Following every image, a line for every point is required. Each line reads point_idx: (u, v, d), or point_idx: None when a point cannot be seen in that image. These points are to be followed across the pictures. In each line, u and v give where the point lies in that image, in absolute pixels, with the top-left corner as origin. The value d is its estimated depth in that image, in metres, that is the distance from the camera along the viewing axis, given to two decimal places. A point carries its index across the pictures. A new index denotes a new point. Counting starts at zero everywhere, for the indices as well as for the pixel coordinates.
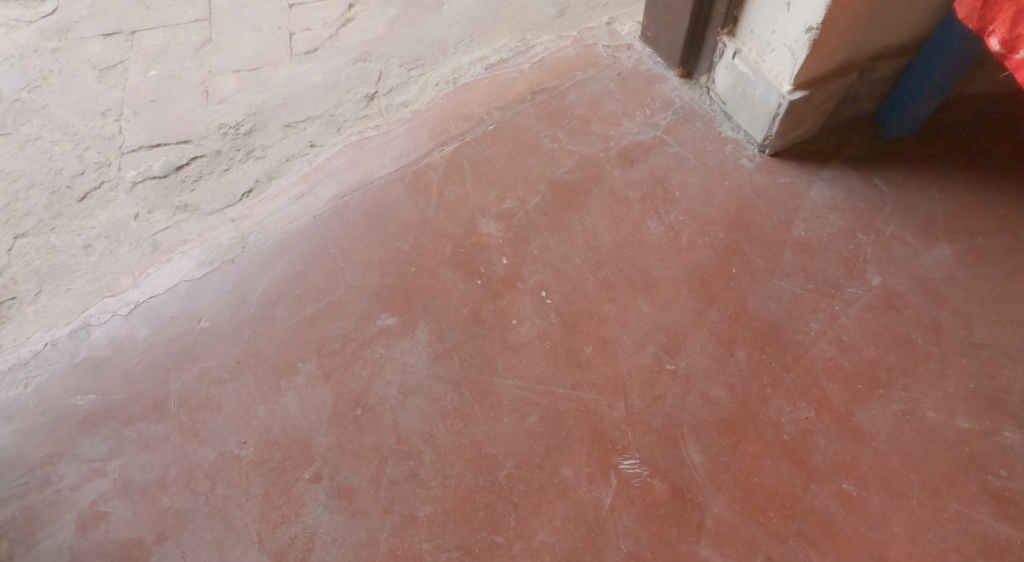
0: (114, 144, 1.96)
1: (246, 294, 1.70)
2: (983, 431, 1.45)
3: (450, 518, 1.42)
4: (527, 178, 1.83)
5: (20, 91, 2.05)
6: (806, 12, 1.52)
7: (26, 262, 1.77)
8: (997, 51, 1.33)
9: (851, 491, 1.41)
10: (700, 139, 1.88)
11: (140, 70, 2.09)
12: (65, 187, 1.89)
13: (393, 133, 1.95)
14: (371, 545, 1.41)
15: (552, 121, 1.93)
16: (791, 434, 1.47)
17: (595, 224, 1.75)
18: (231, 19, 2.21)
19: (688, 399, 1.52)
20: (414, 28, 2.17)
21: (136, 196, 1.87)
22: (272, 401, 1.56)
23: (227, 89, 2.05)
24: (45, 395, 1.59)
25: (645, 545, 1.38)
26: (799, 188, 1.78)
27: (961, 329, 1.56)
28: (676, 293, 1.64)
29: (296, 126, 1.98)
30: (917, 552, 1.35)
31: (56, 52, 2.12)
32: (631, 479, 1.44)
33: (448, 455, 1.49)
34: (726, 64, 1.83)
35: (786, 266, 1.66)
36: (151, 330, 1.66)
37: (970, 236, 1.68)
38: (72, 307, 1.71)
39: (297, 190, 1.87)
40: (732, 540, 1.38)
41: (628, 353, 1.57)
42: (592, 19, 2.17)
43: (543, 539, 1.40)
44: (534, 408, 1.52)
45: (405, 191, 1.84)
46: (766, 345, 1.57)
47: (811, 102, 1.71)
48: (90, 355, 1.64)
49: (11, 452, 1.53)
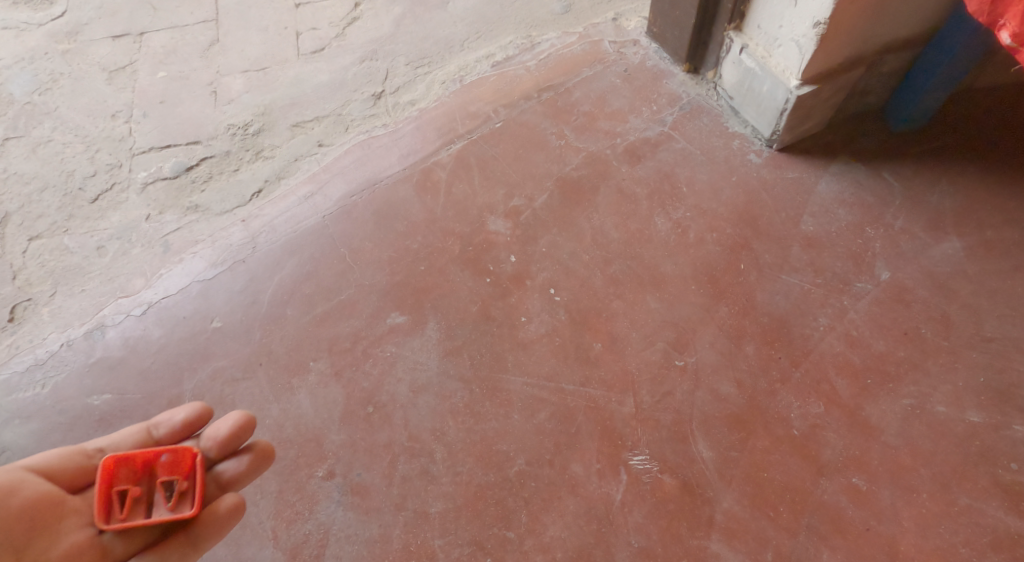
0: (125, 145, 1.97)
1: (257, 294, 1.72)
2: (993, 425, 1.45)
3: (461, 514, 1.44)
4: (534, 175, 1.84)
5: (31, 94, 2.07)
6: (814, 6, 1.52)
7: (40, 263, 1.79)
8: (1007, 45, 1.32)
9: (861, 485, 1.42)
10: (707, 135, 1.88)
11: (149, 71, 2.10)
12: (77, 189, 1.90)
13: (401, 132, 1.96)
14: (384, 541, 1.43)
15: (558, 117, 1.93)
16: (801, 429, 1.48)
17: (602, 220, 1.76)
18: (238, 20, 2.22)
19: (697, 395, 1.52)
20: (420, 26, 2.18)
21: (147, 197, 1.89)
22: (285, 400, 1.58)
23: (235, 90, 2.06)
24: (62, 395, 1.61)
25: (656, 540, 1.40)
26: (807, 183, 1.78)
27: (971, 323, 1.56)
28: (685, 290, 1.65)
29: (304, 126, 1.99)
30: (928, 546, 1.36)
31: (66, 54, 2.14)
32: (641, 475, 1.45)
33: (459, 452, 1.50)
34: (733, 59, 1.82)
35: (794, 261, 1.67)
36: (165, 330, 1.68)
37: (980, 230, 1.67)
38: (86, 309, 1.73)
39: (306, 190, 1.88)
40: (742, 535, 1.39)
41: (636, 350, 1.58)
42: (597, 14, 2.16)
43: (554, 534, 1.41)
44: (544, 405, 1.53)
45: (414, 190, 1.85)
46: (775, 340, 1.57)
47: (819, 97, 1.71)
48: (105, 356, 1.66)
49: (29, 452, 1.55)
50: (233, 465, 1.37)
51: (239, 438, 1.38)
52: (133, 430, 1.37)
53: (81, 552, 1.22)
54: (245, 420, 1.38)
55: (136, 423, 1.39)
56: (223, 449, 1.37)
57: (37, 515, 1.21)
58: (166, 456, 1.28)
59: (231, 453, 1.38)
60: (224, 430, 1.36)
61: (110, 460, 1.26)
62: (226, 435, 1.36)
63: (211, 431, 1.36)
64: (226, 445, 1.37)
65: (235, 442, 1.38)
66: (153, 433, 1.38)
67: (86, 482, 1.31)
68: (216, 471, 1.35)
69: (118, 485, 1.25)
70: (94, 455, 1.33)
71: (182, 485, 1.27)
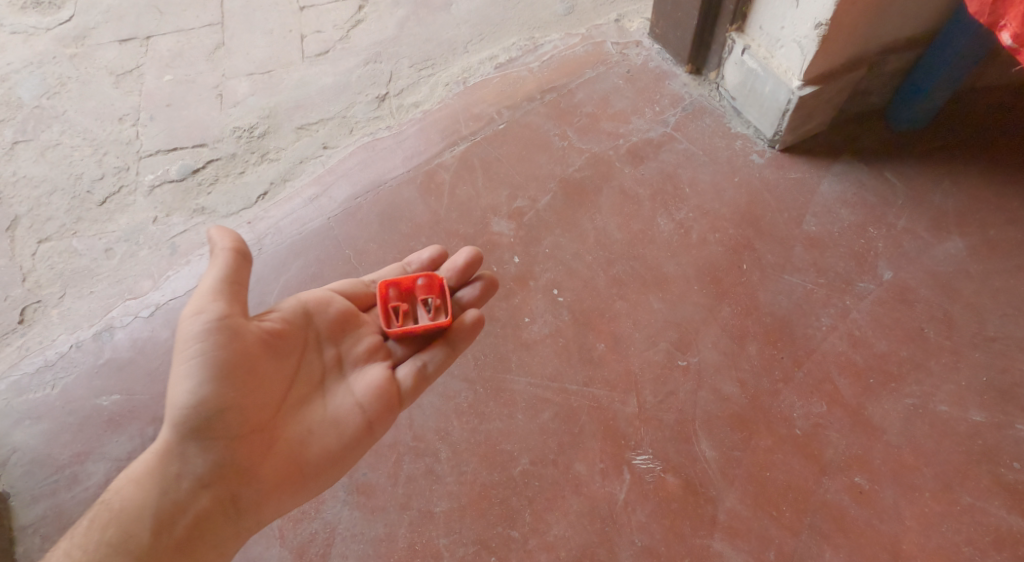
0: (131, 148, 1.99)
1: (263, 295, 1.74)
2: (996, 425, 1.46)
3: (466, 513, 1.45)
4: (537, 177, 1.85)
5: (40, 98, 2.09)
6: (815, 8, 1.52)
7: (49, 266, 1.82)
8: (1009, 46, 1.32)
9: (864, 485, 1.42)
10: (710, 136, 1.88)
11: (155, 75, 2.12)
12: (86, 192, 1.93)
13: (405, 133, 1.97)
14: (390, 540, 1.44)
15: (561, 119, 1.94)
16: (804, 429, 1.48)
17: (606, 221, 1.77)
18: (243, 23, 2.23)
19: (699, 395, 1.53)
20: (424, 28, 2.19)
21: (154, 200, 1.91)
22: None
23: (240, 92, 2.08)
24: (72, 395, 1.63)
25: (659, 539, 1.41)
26: (809, 183, 1.78)
27: (973, 322, 1.57)
28: (688, 290, 1.66)
29: (309, 129, 2.01)
30: (930, 545, 1.37)
31: (73, 58, 2.16)
32: (644, 474, 1.46)
33: (464, 451, 1.51)
34: (735, 60, 1.83)
35: (797, 261, 1.67)
36: (172, 332, 1.70)
37: (983, 230, 1.67)
38: (95, 310, 1.75)
39: (311, 192, 1.89)
40: (745, 534, 1.39)
41: (639, 350, 1.59)
42: (599, 16, 2.17)
43: (558, 533, 1.42)
44: (547, 405, 1.54)
45: (418, 192, 1.86)
46: (776, 340, 1.58)
47: (821, 98, 1.71)
48: (114, 357, 1.68)
49: (40, 452, 1.57)
50: (470, 292, 1.50)
51: (472, 270, 1.51)
52: (389, 268, 1.53)
53: (376, 352, 1.40)
54: (476, 253, 1.51)
55: (390, 265, 1.55)
56: (460, 279, 1.50)
57: (344, 322, 1.38)
58: (422, 280, 1.42)
59: (466, 282, 1.52)
60: (460, 262, 1.50)
61: (380, 284, 1.42)
62: (462, 265, 1.50)
63: (448, 265, 1.50)
64: (462, 274, 1.50)
65: (470, 272, 1.51)
66: (407, 268, 1.53)
67: (369, 305, 1.48)
68: (457, 297, 1.49)
69: (389, 303, 1.42)
70: (368, 283, 1.49)
71: (437, 300, 1.42)
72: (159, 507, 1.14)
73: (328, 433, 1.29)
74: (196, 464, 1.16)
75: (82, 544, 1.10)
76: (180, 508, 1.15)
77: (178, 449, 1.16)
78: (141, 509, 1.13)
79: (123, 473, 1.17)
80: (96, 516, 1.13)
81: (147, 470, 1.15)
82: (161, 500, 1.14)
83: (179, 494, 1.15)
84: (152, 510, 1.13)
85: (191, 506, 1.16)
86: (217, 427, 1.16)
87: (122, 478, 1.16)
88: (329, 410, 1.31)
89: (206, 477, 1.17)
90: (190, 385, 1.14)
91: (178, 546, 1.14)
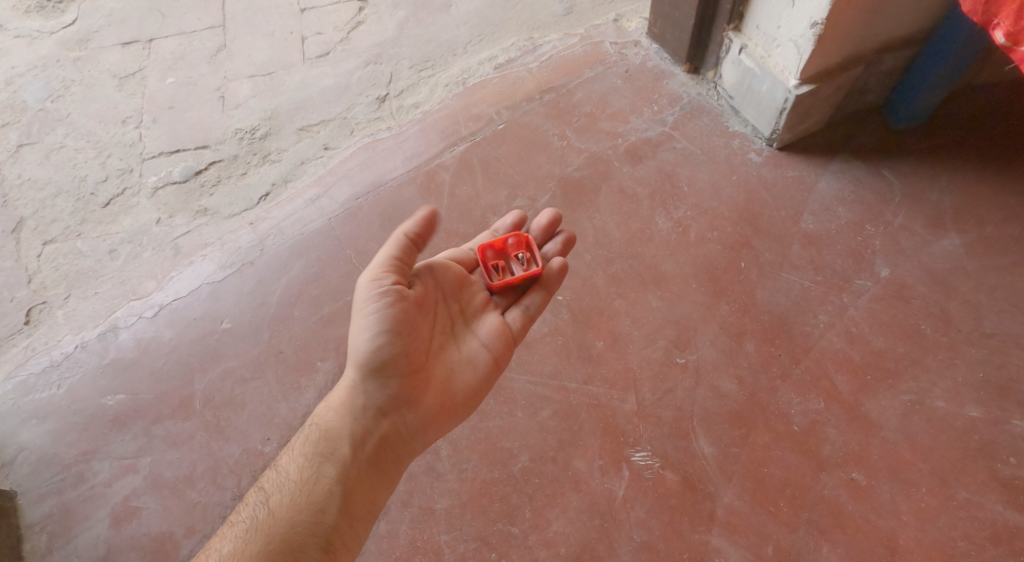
0: (135, 151, 2.01)
1: (266, 295, 1.76)
2: (992, 420, 1.47)
3: (467, 509, 1.47)
4: (537, 176, 1.86)
5: (44, 101, 2.11)
6: (811, 7, 1.53)
7: (54, 267, 1.84)
8: (1002, 44, 1.32)
9: (860, 480, 1.43)
10: (708, 135, 1.89)
11: (158, 78, 2.14)
12: (89, 194, 1.95)
13: (406, 134, 1.98)
14: (391, 537, 1.46)
15: (560, 119, 1.95)
16: (801, 425, 1.49)
17: (604, 220, 1.78)
18: (245, 25, 2.25)
19: (698, 392, 1.54)
20: (424, 29, 2.20)
21: (157, 202, 1.93)
22: (294, 399, 1.62)
23: (242, 94, 2.10)
24: (77, 396, 1.65)
25: (658, 535, 1.42)
26: (807, 181, 1.79)
27: (970, 319, 1.58)
28: (686, 288, 1.67)
29: (310, 130, 2.03)
30: (927, 539, 1.38)
31: (77, 62, 2.18)
32: (643, 471, 1.48)
33: (464, 449, 1.53)
34: (732, 59, 1.84)
35: (794, 259, 1.68)
36: (176, 332, 1.72)
37: (981, 226, 1.68)
38: (99, 310, 1.77)
39: (312, 192, 1.91)
40: (743, 529, 1.41)
41: (638, 348, 1.60)
42: (598, 16, 2.18)
43: (558, 529, 1.44)
44: (547, 403, 1.56)
45: (418, 192, 1.88)
46: (774, 337, 1.59)
47: (818, 96, 1.72)
48: (118, 357, 1.70)
49: (46, 451, 1.59)
50: (551, 246, 1.55)
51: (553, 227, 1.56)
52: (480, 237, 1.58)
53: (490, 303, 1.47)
54: (556, 213, 1.57)
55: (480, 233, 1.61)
56: (541, 235, 1.56)
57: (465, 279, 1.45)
58: (512, 239, 1.51)
59: (548, 238, 1.57)
60: (544, 221, 1.55)
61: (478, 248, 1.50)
62: (546, 224, 1.55)
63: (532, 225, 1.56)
64: (545, 233, 1.56)
65: (552, 229, 1.56)
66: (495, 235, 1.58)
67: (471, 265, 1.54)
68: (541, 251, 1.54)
69: (489, 263, 1.50)
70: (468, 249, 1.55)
71: (528, 255, 1.50)
72: (353, 431, 1.29)
73: (467, 370, 1.39)
74: (378, 397, 1.31)
75: (302, 454, 1.28)
76: (368, 431, 1.30)
77: (362, 385, 1.31)
78: (341, 429, 1.29)
79: (324, 402, 1.34)
80: (309, 435, 1.30)
81: (342, 399, 1.32)
82: (353, 426, 1.30)
83: (367, 420, 1.30)
84: (348, 432, 1.29)
85: (375, 431, 1.31)
86: (392, 367, 1.29)
87: (324, 407, 1.34)
88: (465, 352, 1.40)
89: (385, 407, 1.31)
90: (371, 334, 1.26)
91: (370, 459, 1.30)
